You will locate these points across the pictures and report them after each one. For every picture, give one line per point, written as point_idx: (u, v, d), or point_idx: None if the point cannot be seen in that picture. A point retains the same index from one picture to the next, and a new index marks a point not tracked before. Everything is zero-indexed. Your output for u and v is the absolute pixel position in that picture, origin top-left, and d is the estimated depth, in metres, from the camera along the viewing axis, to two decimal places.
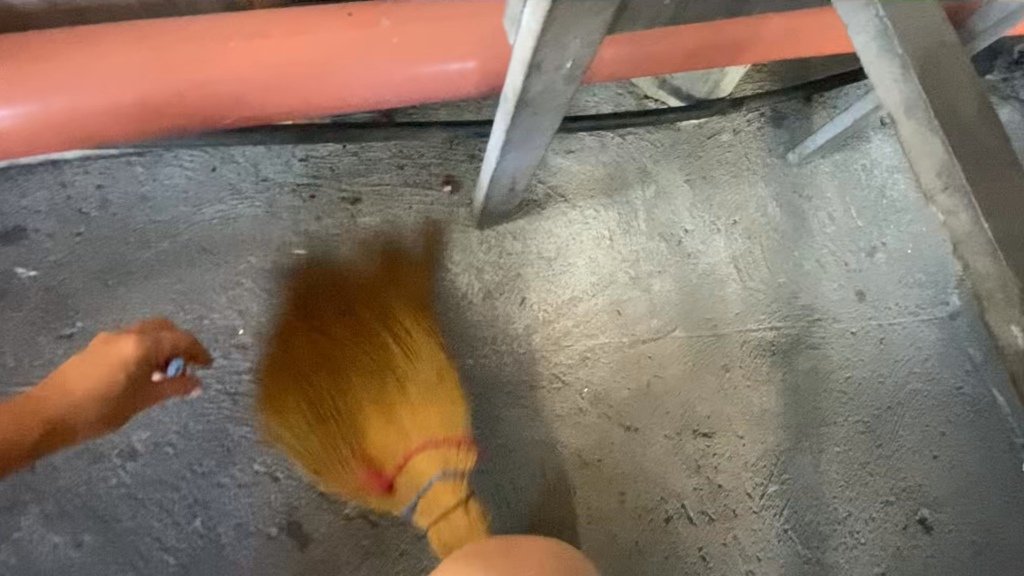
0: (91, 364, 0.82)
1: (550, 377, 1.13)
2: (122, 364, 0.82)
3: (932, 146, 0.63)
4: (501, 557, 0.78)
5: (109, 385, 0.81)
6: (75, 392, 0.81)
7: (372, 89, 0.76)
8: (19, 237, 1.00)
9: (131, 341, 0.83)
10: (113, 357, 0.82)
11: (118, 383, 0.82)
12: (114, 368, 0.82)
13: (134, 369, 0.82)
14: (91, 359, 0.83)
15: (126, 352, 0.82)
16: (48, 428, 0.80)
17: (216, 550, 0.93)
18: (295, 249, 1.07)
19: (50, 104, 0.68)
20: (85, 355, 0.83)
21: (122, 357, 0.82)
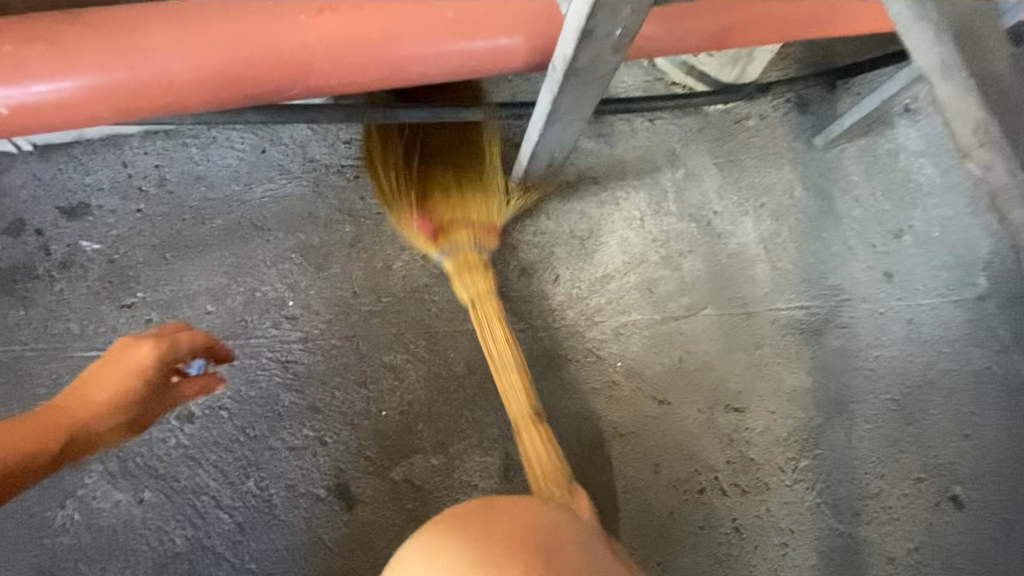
0: (107, 371, 0.77)
1: (584, 351, 1.16)
2: (146, 369, 0.77)
3: (968, 105, 0.66)
4: (484, 519, 0.75)
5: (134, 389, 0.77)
6: (93, 401, 0.76)
7: (428, 63, 0.81)
8: (84, 213, 1.06)
9: (151, 345, 0.78)
10: (131, 363, 0.77)
11: (142, 387, 0.78)
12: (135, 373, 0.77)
13: (156, 370, 0.79)
14: (106, 367, 0.77)
15: (145, 354, 0.78)
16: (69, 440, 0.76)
17: (267, 510, 0.97)
18: (340, 226, 1.11)
19: (138, 72, 0.73)
20: (98, 363, 0.78)
21: (145, 361, 0.77)
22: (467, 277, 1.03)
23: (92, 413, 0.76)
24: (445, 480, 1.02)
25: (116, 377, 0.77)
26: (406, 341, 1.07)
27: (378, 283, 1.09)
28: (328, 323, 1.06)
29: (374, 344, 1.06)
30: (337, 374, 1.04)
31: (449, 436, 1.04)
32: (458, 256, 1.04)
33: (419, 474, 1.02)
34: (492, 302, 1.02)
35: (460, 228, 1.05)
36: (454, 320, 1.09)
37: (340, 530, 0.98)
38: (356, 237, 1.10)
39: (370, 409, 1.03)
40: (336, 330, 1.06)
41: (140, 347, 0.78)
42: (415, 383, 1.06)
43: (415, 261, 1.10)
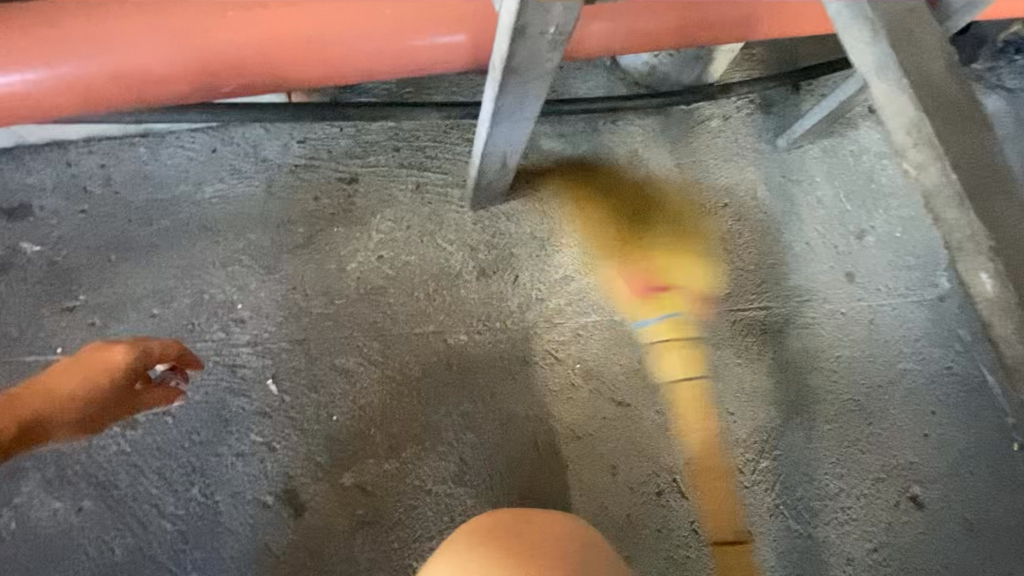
0: (78, 369, 0.86)
1: (543, 353, 1.13)
2: (110, 371, 0.85)
3: (903, 105, 0.66)
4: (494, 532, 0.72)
5: (100, 389, 0.85)
6: (61, 394, 0.84)
7: (363, 61, 0.80)
8: (25, 214, 1.04)
9: (122, 350, 0.86)
10: (100, 364, 0.85)
11: (105, 386, 0.85)
12: (101, 373, 0.85)
13: (123, 374, 0.86)
14: (80, 361, 0.86)
15: (116, 359, 0.86)
16: (30, 425, 0.83)
17: (212, 518, 0.95)
18: (293, 227, 1.09)
19: (61, 71, 0.72)
20: (72, 361, 0.87)
21: (109, 364, 0.85)
22: (671, 360, 1.18)
23: (52, 406, 0.84)
24: (398, 485, 1.01)
25: (85, 373, 0.85)
26: (359, 344, 1.06)
27: (332, 285, 1.08)
28: (279, 326, 1.04)
29: (326, 348, 1.05)
30: (288, 378, 1.02)
31: (402, 441, 1.03)
32: (674, 325, 1.18)
33: (371, 480, 1.00)
34: (697, 394, 1.18)
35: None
36: (410, 322, 1.09)
37: (288, 537, 0.96)
38: (309, 238, 1.09)
39: (321, 414, 1.02)
40: (287, 333, 1.04)
41: (110, 350, 0.86)
42: (368, 386, 1.04)
43: (369, 263, 1.10)
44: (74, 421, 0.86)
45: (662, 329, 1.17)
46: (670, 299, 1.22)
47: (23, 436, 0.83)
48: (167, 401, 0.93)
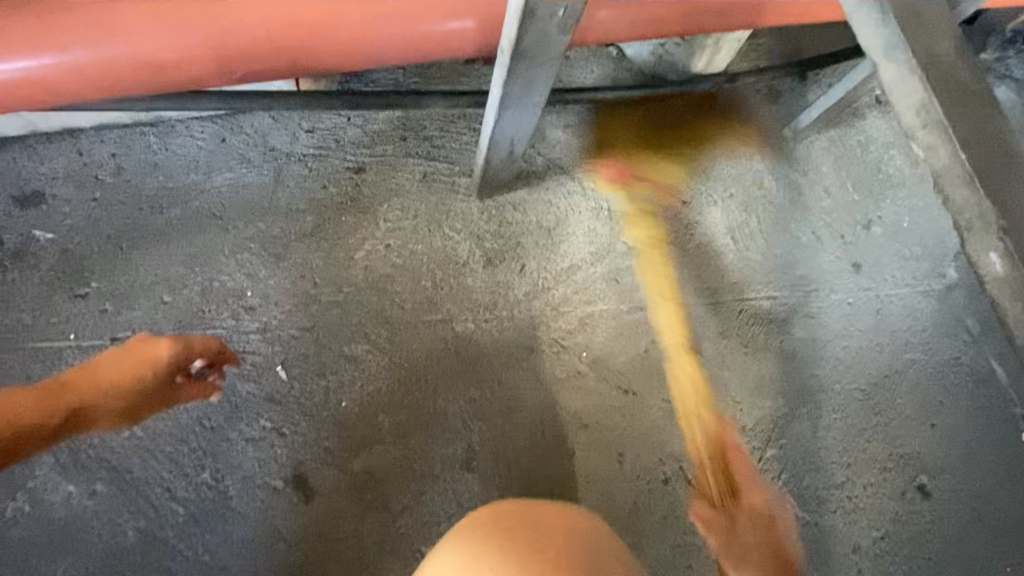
0: (122, 359, 0.84)
1: (550, 341, 1.14)
2: (153, 361, 0.84)
3: (911, 86, 0.66)
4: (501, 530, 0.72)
5: (144, 378, 0.84)
6: (101, 383, 0.82)
7: (373, 47, 0.80)
8: (37, 202, 1.05)
9: (166, 342, 0.86)
10: (146, 354, 0.85)
11: (148, 379, 0.84)
12: (145, 366, 0.84)
13: (166, 367, 0.85)
14: (122, 352, 0.85)
15: (158, 351, 0.85)
16: (71, 413, 0.80)
17: (222, 502, 0.96)
18: (302, 216, 1.10)
19: (74, 56, 0.73)
20: (119, 350, 0.85)
21: (154, 354, 0.84)
22: (639, 220, 1.25)
23: (95, 395, 0.82)
24: (406, 471, 1.02)
25: (127, 363, 0.84)
26: (367, 332, 1.07)
27: (340, 273, 1.08)
28: (288, 314, 1.05)
29: (335, 335, 1.05)
30: (297, 364, 1.03)
31: (410, 428, 1.04)
32: (639, 206, 1.26)
33: (379, 466, 1.01)
34: (660, 252, 1.23)
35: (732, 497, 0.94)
36: (418, 311, 1.09)
37: (297, 521, 0.97)
38: (317, 227, 1.10)
39: (329, 400, 1.03)
40: (296, 320, 1.05)
41: (155, 342, 0.86)
42: (376, 374, 1.05)
43: (377, 251, 1.11)
44: (115, 411, 0.84)
45: (639, 228, 1.24)
46: (626, 185, 1.27)
47: (67, 421, 0.80)
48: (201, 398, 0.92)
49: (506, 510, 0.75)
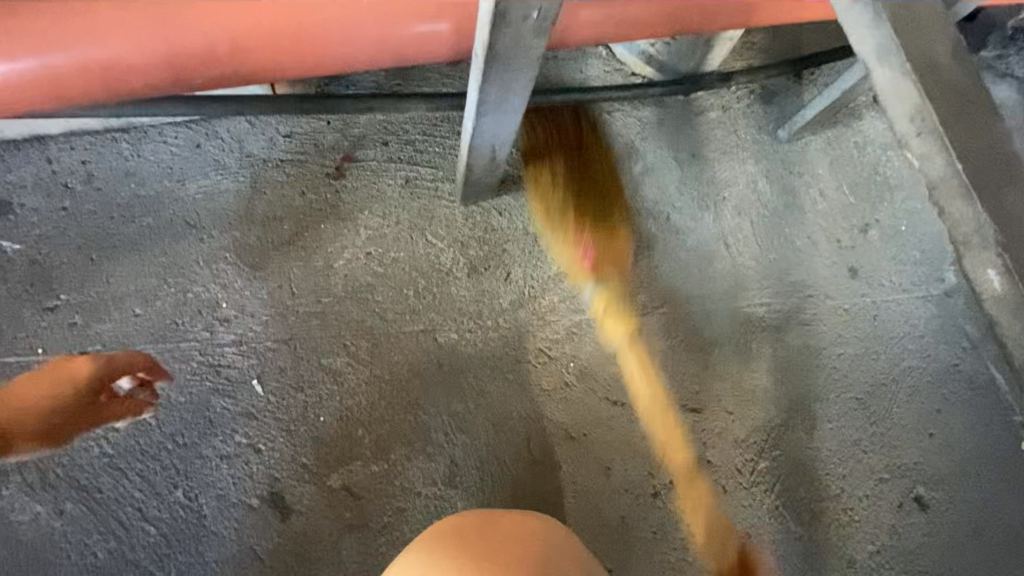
0: (45, 379, 0.96)
1: (536, 351, 1.11)
2: (76, 375, 0.96)
3: (906, 92, 0.62)
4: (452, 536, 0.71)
5: (67, 392, 0.96)
6: (37, 399, 0.95)
7: (342, 50, 0.77)
8: (5, 211, 1.02)
9: (89, 359, 0.97)
10: (69, 373, 0.96)
11: (73, 390, 0.96)
12: (69, 378, 0.96)
13: (90, 380, 0.97)
14: (48, 373, 0.96)
15: (84, 368, 0.97)
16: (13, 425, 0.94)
17: (196, 521, 0.93)
18: (279, 225, 1.07)
19: (23, 63, 0.69)
20: (36, 373, 0.96)
21: (76, 370, 0.96)
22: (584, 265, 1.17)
23: (31, 408, 0.94)
24: (386, 487, 0.99)
25: (49, 381, 0.96)
26: (346, 343, 1.04)
27: (319, 283, 1.05)
28: (264, 325, 1.02)
29: (313, 347, 1.02)
30: (274, 378, 1.00)
31: (391, 443, 1.01)
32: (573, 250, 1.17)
33: (359, 481, 0.98)
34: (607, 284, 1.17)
35: (614, 317, 1.16)
36: (399, 321, 1.06)
37: (275, 541, 0.94)
38: (296, 236, 1.06)
39: (307, 414, 0.99)
40: (272, 332, 1.02)
41: (75, 362, 0.97)
42: (356, 387, 1.02)
43: (357, 261, 1.07)
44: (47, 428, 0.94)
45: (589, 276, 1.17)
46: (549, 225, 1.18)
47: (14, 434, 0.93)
48: (127, 416, 0.96)
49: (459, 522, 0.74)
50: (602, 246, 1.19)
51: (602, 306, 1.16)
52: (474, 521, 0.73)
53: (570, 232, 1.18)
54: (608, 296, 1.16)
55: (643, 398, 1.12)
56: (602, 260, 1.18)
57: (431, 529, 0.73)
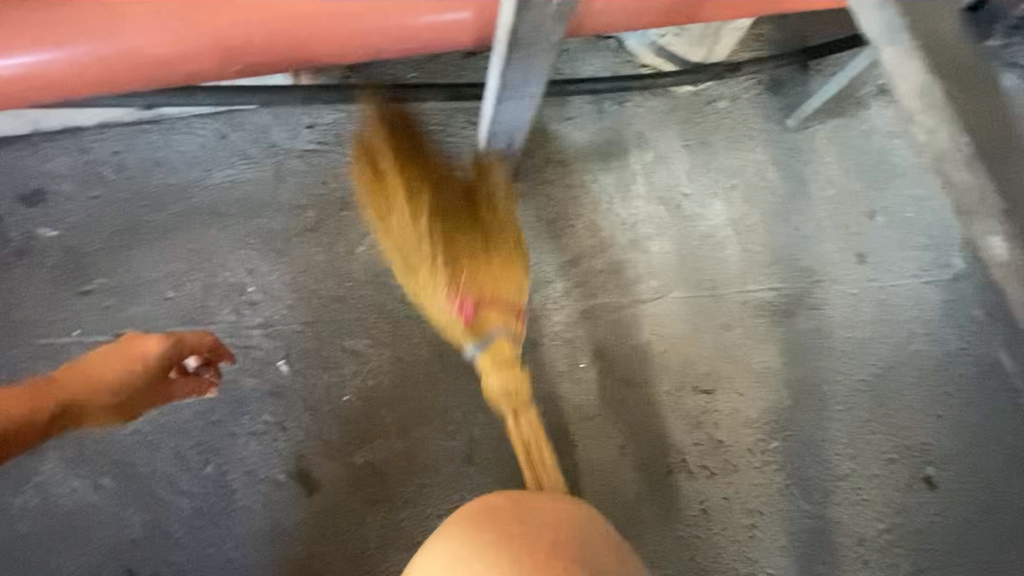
0: (114, 355, 0.86)
1: (551, 334, 1.15)
2: (147, 356, 0.86)
3: (912, 69, 0.65)
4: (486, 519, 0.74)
5: (136, 374, 0.85)
6: (98, 379, 0.84)
7: (369, 38, 0.80)
8: (42, 199, 1.06)
9: (159, 338, 0.88)
10: (137, 352, 0.86)
11: (142, 372, 0.86)
12: (140, 359, 0.86)
13: (160, 360, 0.87)
14: (111, 351, 0.86)
15: (153, 347, 0.87)
16: (62, 408, 0.82)
17: (227, 495, 0.97)
18: (302, 211, 1.10)
19: (72, 51, 0.73)
20: (102, 349, 0.86)
21: (146, 349, 0.86)
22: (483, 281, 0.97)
23: (92, 389, 0.84)
24: (408, 465, 1.01)
25: (118, 360, 0.86)
26: (369, 325, 1.06)
27: (341, 267, 1.08)
28: (289, 308, 1.05)
29: (336, 329, 1.06)
30: (299, 359, 1.03)
31: (412, 422, 1.03)
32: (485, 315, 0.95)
33: (382, 458, 1.01)
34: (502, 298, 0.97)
35: (492, 312, 0.96)
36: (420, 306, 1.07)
37: (301, 515, 0.98)
38: (318, 222, 1.10)
39: (332, 394, 1.03)
40: (297, 315, 1.05)
41: (143, 340, 0.87)
42: (378, 367, 1.05)
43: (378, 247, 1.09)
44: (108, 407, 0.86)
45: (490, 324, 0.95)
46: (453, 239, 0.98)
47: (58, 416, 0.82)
48: (194, 393, 0.94)
49: (493, 504, 0.76)
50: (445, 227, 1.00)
51: (473, 297, 0.97)
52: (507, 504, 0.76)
53: (394, 202, 1.01)
54: (483, 289, 0.98)
55: (655, 381, 1.15)
56: (460, 236, 1.02)
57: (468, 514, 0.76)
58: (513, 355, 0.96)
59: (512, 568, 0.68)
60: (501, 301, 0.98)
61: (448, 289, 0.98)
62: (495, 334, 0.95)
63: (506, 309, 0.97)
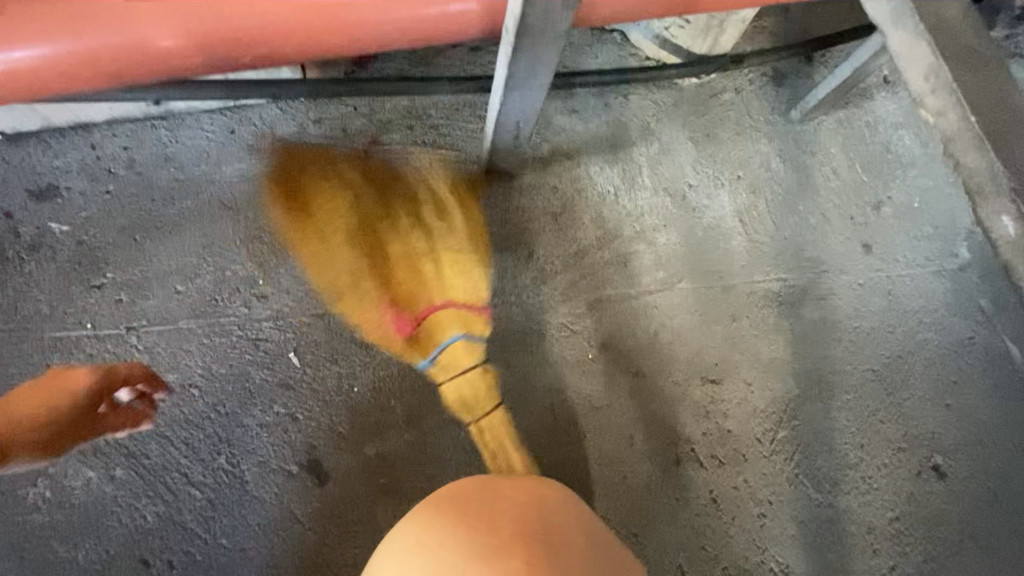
0: (38, 391, 0.92)
1: (559, 326, 1.14)
2: (73, 387, 0.92)
3: (920, 52, 0.66)
4: (450, 501, 0.74)
5: (62, 403, 0.90)
6: (26, 413, 0.89)
7: (380, 29, 0.81)
8: (53, 195, 1.07)
9: (87, 371, 0.94)
10: (65, 384, 0.92)
11: (69, 401, 0.91)
12: (67, 390, 0.92)
13: (88, 390, 0.92)
14: (44, 385, 0.92)
15: (79, 379, 0.93)
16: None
17: (239, 486, 0.98)
18: (311, 205, 1.11)
19: (87, 42, 0.74)
20: (34, 385, 0.93)
21: (75, 380, 0.93)
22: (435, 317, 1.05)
23: (20, 421, 0.88)
24: (418, 455, 1.02)
25: (47, 392, 0.91)
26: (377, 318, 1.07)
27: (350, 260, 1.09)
28: (299, 301, 1.06)
29: (345, 322, 1.06)
30: (309, 351, 1.04)
31: (422, 413, 1.04)
32: (445, 361, 1.05)
33: (392, 450, 1.02)
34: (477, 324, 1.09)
35: (437, 317, 1.05)
36: None
37: (313, 505, 0.98)
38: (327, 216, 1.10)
39: (342, 386, 1.03)
40: (307, 308, 1.06)
41: (74, 373, 0.94)
42: (387, 359, 1.05)
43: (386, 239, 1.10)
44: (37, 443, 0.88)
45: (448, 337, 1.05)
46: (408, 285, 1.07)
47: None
48: (128, 425, 0.95)
49: (462, 489, 0.77)
50: (383, 260, 1.08)
51: (411, 314, 1.05)
52: (474, 489, 0.76)
53: (332, 241, 1.09)
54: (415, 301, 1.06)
55: (664, 372, 1.16)
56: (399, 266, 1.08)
57: (433, 500, 0.76)
58: (472, 363, 1.06)
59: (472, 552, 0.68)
60: (451, 306, 1.06)
61: (385, 309, 1.06)
62: (445, 343, 1.04)
63: (456, 321, 1.06)
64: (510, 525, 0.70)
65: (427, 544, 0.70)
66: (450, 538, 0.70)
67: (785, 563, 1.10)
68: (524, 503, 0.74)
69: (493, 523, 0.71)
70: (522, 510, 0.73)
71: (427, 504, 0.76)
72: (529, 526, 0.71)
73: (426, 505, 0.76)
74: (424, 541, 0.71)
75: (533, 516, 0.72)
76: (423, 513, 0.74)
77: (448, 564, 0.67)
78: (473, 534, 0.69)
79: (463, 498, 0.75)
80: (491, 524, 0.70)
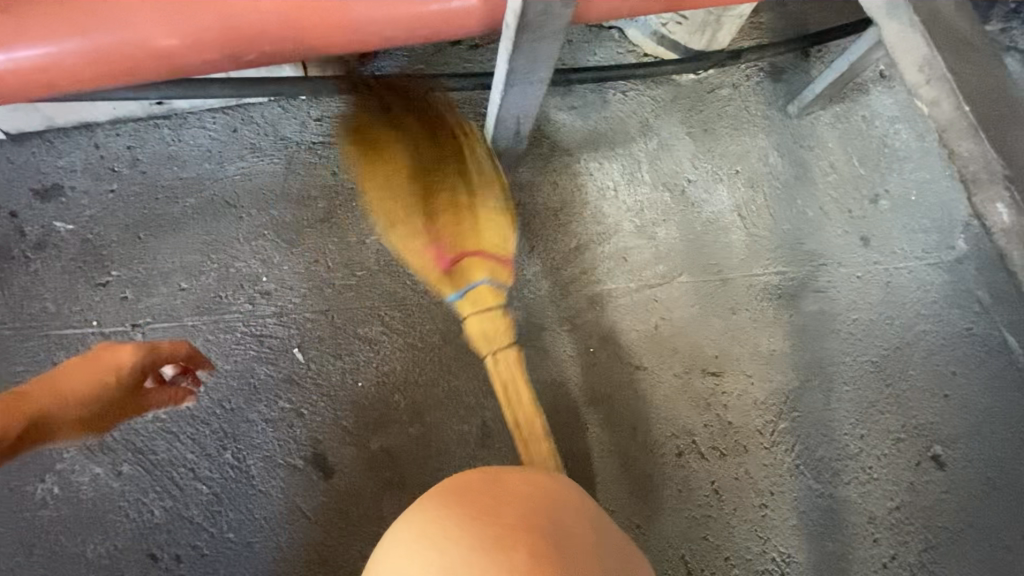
0: (83, 369, 0.84)
1: (560, 320, 1.16)
2: (119, 367, 0.85)
3: (914, 43, 0.68)
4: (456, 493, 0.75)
5: (107, 384, 0.84)
6: (69, 391, 0.82)
7: (381, 26, 0.82)
8: (57, 194, 1.08)
9: (132, 348, 0.87)
10: (111, 362, 0.85)
11: (114, 382, 0.85)
12: (111, 370, 0.85)
13: (132, 371, 0.86)
14: (84, 362, 0.85)
15: (125, 357, 0.86)
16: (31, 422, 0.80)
17: (245, 481, 0.99)
18: (313, 202, 1.11)
19: (94, 40, 0.75)
20: (79, 360, 0.86)
21: (120, 358, 0.85)
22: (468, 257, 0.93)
23: (64, 399, 0.82)
24: (422, 449, 1.03)
25: (92, 371, 0.84)
26: (380, 313, 1.07)
27: (352, 257, 1.09)
28: (303, 297, 1.07)
29: (349, 318, 1.07)
30: (313, 347, 1.05)
31: (425, 407, 1.04)
32: (473, 299, 0.89)
33: (396, 444, 1.03)
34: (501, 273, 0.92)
35: (473, 261, 0.92)
36: (430, 292, 1.09)
37: (319, 499, 0.99)
38: (329, 213, 1.11)
39: (346, 381, 1.04)
40: (310, 304, 1.07)
41: (118, 350, 0.86)
42: (391, 354, 1.06)
43: None
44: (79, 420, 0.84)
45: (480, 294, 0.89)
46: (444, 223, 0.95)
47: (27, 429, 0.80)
48: (172, 402, 0.93)
49: (468, 479, 0.78)
50: (427, 192, 0.97)
51: (453, 249, 0.93)
52: (481, 480, 0.77)
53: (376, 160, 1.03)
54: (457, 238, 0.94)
55: (665, 365, 1.17)
56: (444, 197, 0.97)
57: (440, 489, 0.77)
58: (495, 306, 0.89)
59: (477, 542, 0.69)
60: (487, 257, 0.92)
61: (428, 242, 0.95)
62: (476, 283, 0.90)
63: (489, 262, 0.92)
64: (515, 514, 0.71)
65: (430, 536, 0.71)
66: (454, 530, 0.70)
67: (786, 553, 1.11)
68: (529, 494, 0.74)
69: (497, 515, 0.71)
70: (526, 501, 0.74)
71: (432, 495, 0.77)
72: (535, 518, 0.71)
73: (433, 496, 0.76)
74: (428, 532, 0.71)
75: (538, 507, 0.73)
76: (428, 504, 0.75)
77: (453, 559, 0.68)
78: (477, 525, 0.70)
79: (469, 488, 0.76)
80: (495, 515, 0.71)
